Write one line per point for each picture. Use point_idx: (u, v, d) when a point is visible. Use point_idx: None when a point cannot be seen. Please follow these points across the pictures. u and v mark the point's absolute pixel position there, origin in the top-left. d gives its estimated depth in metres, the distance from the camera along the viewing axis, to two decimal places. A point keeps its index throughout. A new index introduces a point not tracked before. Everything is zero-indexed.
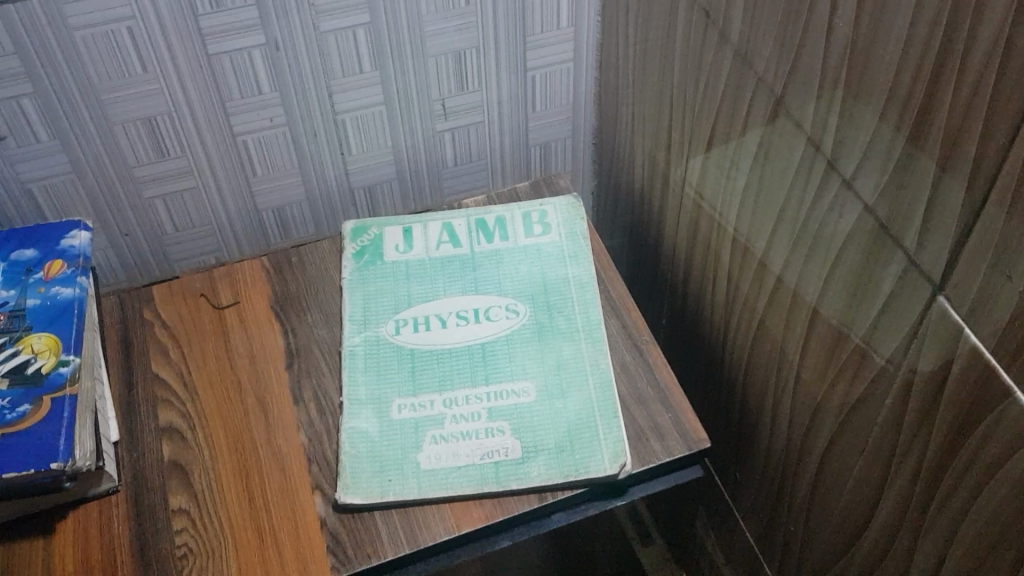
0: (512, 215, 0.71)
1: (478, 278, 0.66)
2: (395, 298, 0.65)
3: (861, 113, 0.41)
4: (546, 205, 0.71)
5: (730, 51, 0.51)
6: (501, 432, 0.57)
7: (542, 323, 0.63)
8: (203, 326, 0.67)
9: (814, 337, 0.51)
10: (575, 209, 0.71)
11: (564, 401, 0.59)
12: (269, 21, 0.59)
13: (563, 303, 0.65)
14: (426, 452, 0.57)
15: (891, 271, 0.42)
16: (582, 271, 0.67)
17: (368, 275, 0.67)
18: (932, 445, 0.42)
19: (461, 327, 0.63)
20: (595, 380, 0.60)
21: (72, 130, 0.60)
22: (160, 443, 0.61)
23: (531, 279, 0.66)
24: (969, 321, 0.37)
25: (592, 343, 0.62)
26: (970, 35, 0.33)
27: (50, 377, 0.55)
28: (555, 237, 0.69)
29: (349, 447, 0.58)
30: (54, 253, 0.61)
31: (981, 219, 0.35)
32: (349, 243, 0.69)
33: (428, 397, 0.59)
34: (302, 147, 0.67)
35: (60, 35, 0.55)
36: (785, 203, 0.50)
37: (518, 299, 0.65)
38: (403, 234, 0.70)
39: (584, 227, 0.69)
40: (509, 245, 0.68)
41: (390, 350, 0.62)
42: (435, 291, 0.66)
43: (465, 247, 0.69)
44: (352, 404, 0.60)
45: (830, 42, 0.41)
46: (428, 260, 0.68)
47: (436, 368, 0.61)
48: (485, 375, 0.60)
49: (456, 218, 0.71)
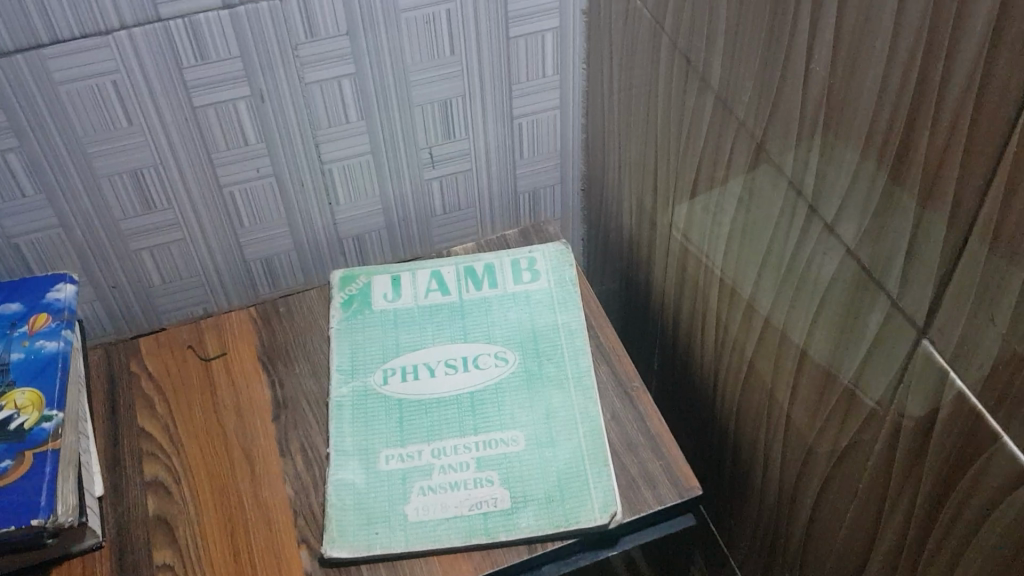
0: (502, 261, 0.70)
1: (467, 326, 0.66)
2: (383, 348, 0.65)
3: (840, 155, 0.41)
4: (536, 252, 0.71)
5: (711, 96, 0.51)
6: (490, 481, 0.57)
7: (532, 371, 0.63)
8: (190, 378, 0.66)
9: (803, 381, 0.50)
10: (564, 255, 0.71)
11: (553, 450, 0.58)
12: (255, 73, 0.59)
13: (553, 350, 0.64)
14: (414, 504, 0.56)
15: (875, 314, 0.41)
16: (571, 318, 0.66)
17: (356, 325, 0.67)
18: (923, 491, 0.41)
19: (449, 376, 0.63)
20: (585, 428, 0.59)
21: (58, 183, 0.60)
22: (144, 497, 0.60)
23: (519, 326, 0.65)
24: (954, 365, 0.37)
25: (581, 391, 0.61)
26: (944, 77, 0.33)
27: (32, 432, 0.54)
28: (543, 283, 0.69)
29: (335, 500, 0.57)
30: (39, 306, 0.61)
31: (961, 260, 0.34)
32: (337, 292, 0.69)
33: (416, 447, 0.59)
34: (290, 197, 0.67)
35: (46, 89, 0.56)
36: (769, 246, 0.50)
37: (506, 346, 0.64)
38: (392, 283, 0.69)
39: (574, 273, 0.69)
40: (498, 292, 0.68)
41: (378, 400, 0.62)
42: (424, 339, 0.65)
43: (453, 294, 0.68)
44: (339, 455, 0.59)
45: (807, 87, 0.41)
46: (417, 308, 0.67)
47: (423, 418, 0.60)
48: (473, 425, 0.60)
49: (445, 265, 0.70)
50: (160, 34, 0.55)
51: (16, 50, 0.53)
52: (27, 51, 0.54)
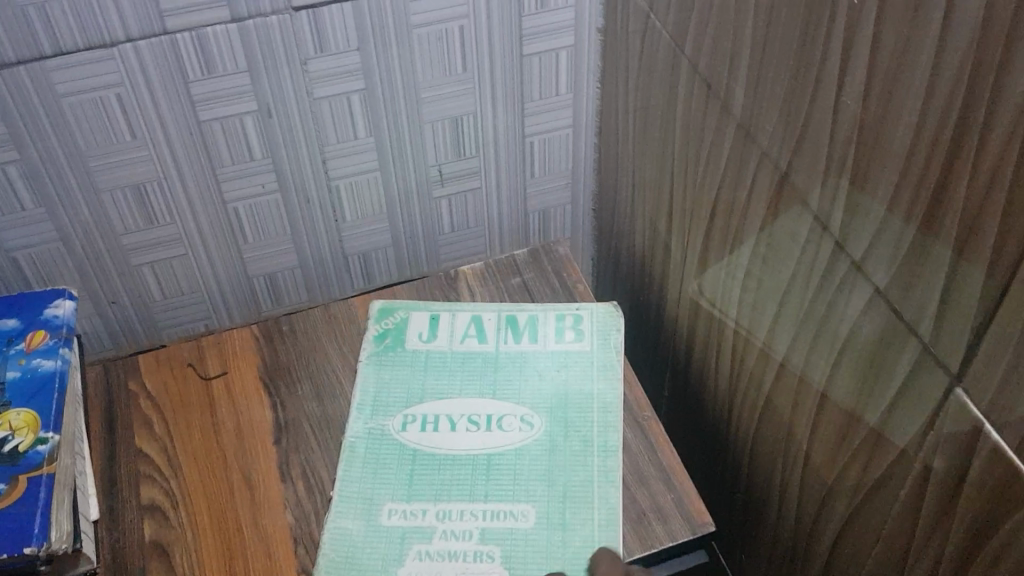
0: (546, 316, 0.65)
1: (497, 381, 0.61)
2: (409, 391, 0.61)
3: (871, 193, 0.39)
4: (585, 310, 0.65)
5: (733, 122, 0.49)
6: (490, 556, 0.52)
7: (557, 441, 0.58)
8: (190, 398, 0.64)
9: (823, 420, 0.49)
10: (613, 316, 0.65)
11: (562, 530, 0.54)
12: (262, 87, 0.58)
13: (583, 421, 0.59)
14: (406, 569, 0.52)
15: (905, 358, 0.40)
16: (608, 386, 0.61)
17: (383, 361, 0.63)
18: (951, 543, 0.40)
19: (469, 434, 0.58)
20: (601, 511, 0.55)
21: (59, 197, 0.59)
22: (141, 522, 0.58)
23: (552, 387, 0.61)
24: (990, 417, 0.35)
25: (603, 468, 0.57)
26: (988, 117, 0.31)
27: (27, 455, 0.53)
28: (586, 345, 0.63)
29: (328, 550, 0.53)
30: (37, 323, 0.59)
31: (1002, 309, 0.33)
32: (372, 323, 0.66)
33: (422, 505, 0.55)
34: (295, 214, 0.66)
35: (48, 102, 0.54)
36: (792, 279, 0.48)
37: (536, 406, 0.60)
38: (429, 322, 0.66)
39: (620, 337, 0.64)
40: (535, 349, 0.63)
41: (394, 448, 0.58)
42: (452, 388, 0.61)
43: (490, 343, 0.64)
44: (341, 503, 0.56)
45: (838, 119, 0.40)
46: (450, 353, 0.63)
47: (435, 476, 0.56)
48: (485, 491, 0.55)
49: (485, 312, 0.66)
50: (166, 46, 0.54)
51: (18, 62, 0.52)
52: (30, 63, 0.52)
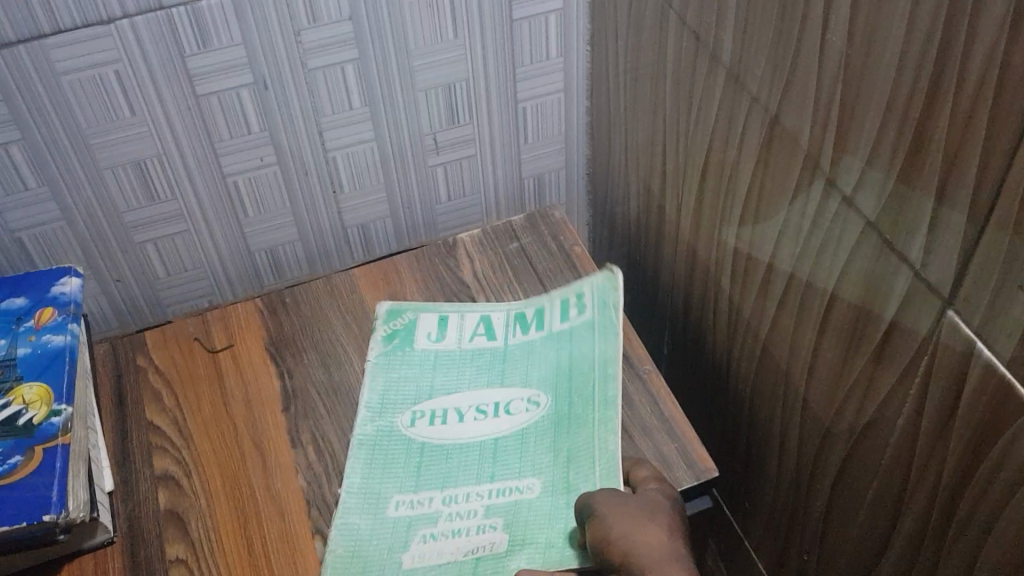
0: (552, 304, 0.65)
1: (506, 371, 0.62)
2: (418, 390, 0.61)
3: (859, 126, 0.40)
4: (585, 283, 0.65)
5: (722, 71, 0.50)
6: (493, 528, 0.53)
7: (560, 414, 0.58)
8: (197, 370, 0.66)
9: (819, 360, 0.50)
10: (611, 280, 0.64)
11: (567, 497, 0.54)
12: (258, 60, 0.59)
13: (584, 385, 0.59)
14: (410, 552, 0.52)
15: (896, 290, 0.41)
16: (609, 347, 0.61)
17: (392, 361, 0.64)
18: (950, 465, 0.41)
19: (476, 422, 0.59)
20: (599, 469, 0.55)
21: (61, 176, 0.60)
22: (155, 491, 0.59)
23: (557, 369, 0.61)
24: (983, 335, 0.37)
25: (601, 423, 0.57)
26: (969, 39, 0.32)
27: (41, 426, 0.54)
28: (588, 317, 0.63)
29: (334, 546, 0.53)
30: (45, 300, 0.60)
31: (989, 229, 0.34)
32: (381, 327, 0.66)
33: (428, 493, 0.55)
34: (294, 186, 0.67)
35: (48, 80, 0.55)
36: (784, 223, 0.49)
37: (542, 389, 0.60)
38: (439, 324, 0.65)
39: (618, 297, 0.63)
40: (542, 335, 0.63)
41: (400, 442, 0.58)
42: (460, 383, 0.61)
43: (499, 340, 0.64)
44: (348, 500, 0.56)
45: (824, 58, 0.41)
46: (459, 351, 0.63)
47: (442, 464, 0.57)
48: (490, 472, 0.56)
49: (494, 311, 0.66)
50: (162, 22, 0.55)
51: (18, 41, 0.53)
52: (29, 42, 0.53)
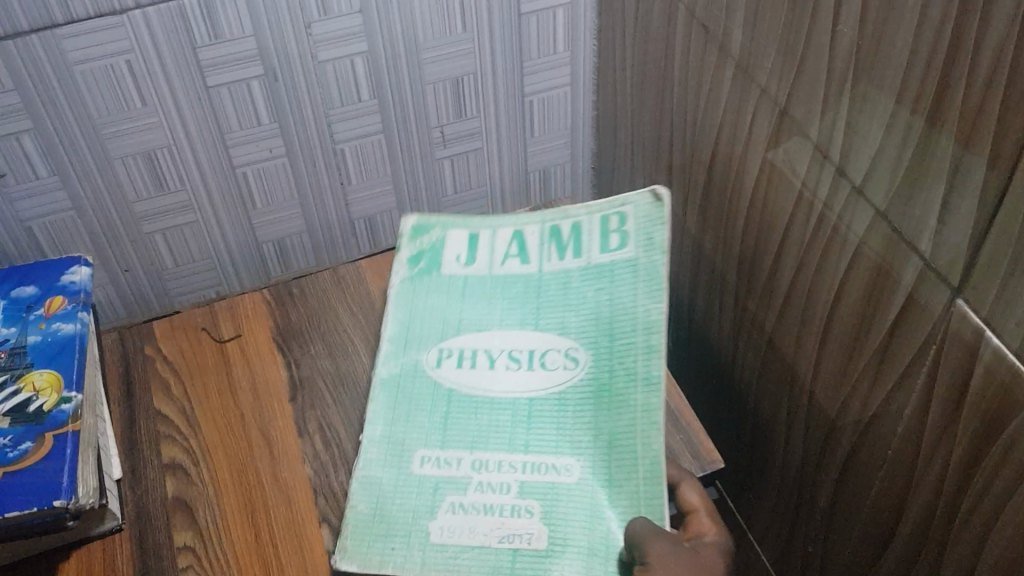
0: (592, 227, 0.58)
1: (541, 306, 0.56)
2: (446, 321, 0.57)
3: (869, 116, 0.41)
4: (628, 205, 0.57)
5: (731, 64, 0.51)
6: (529, 513, 0.48)
7: (600, 382, 0.52)
8: (205, 360, 0.66)
9: (825, 352, 0.50)
10: (658, 207, 0.56)
11: (607, 492, 0.48)
12: (269, 52, 0.59)
13: (629, 351, 0.53)
14: (439, 523, 0.48)
15: (904, 282, 0.42)
16: (654, 302, 0.54)
17: (419, 284, 0.59)
18: (957, 455, 0.42)
19: (508, 372, 0.54)
20: (646, 468, 0.49)
21: (72, 165, 0.60)
22: (164, 479, 0.60)
23: (596, 317, 0.54)
24: (992, 323, 0.37)
25: (647, 404, 0.50)
26: (980, 30, 0.33)
27: (52, 414, 0.54)
28: (631, 253, 0.56)
29: (357, 501, 0.50)
30: (54, 289, 0.61)
31: (999, 218, 0.35)
32: (406, 243, 0.61)
33: (457, 453, 0.51)
34: (303, 178, 0.67)
35: (60, 70, 0.55)
36: (792, 216, 0.50)
37: (580, 339, 0.54)
38: (468, 245, 0.60)
39: (663, 235, 0.55)
40: (580, 266, 0.57)
41: (427, 388, 0.54)
42: (491, 317, 0.56)
43: (533, 264, 0.58)
44: (372, 447, 0.52)
45: (834, 49, 0.42)
46: (489, 276, 0.58)
47: (471, 421, 0.52)
48: (524, 440, 0.51)
49: (527, 224, 0.60)
50: (175, 13, 0.55)
51: (32, 30, 0.53)
52: (43, 31, 0.53)
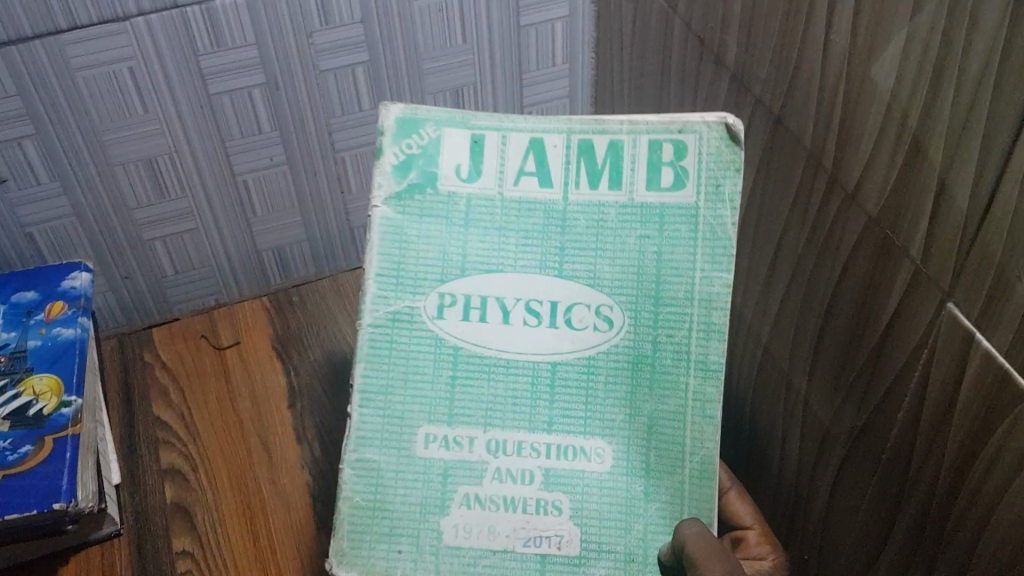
0: (640, 154, 0.44)
1: (567, 244, 0.44)
2: (445, 255, 0.44)
3: (862, 121, 0.41)
4: (689, 134, 0.44)
5: (725, 74, 0.52)
6: (558, 509, 0.43)
7: (642, 351, 0.43)
8: (204, 366, 0.66)
9: (820, 360, 0.51)
10: (732, 147, 0.43)
11: (646, 482, 0.43)
12: (270, 60, 0.60)
13: (678, 322, 0.43)
14: (452, 520, 0.43)
15: (897, 286, 0.42)
16: (717, 269, 0.43)
17: (409, 204, 0.44)
18: (948, 459, 0.42)
19: (528, 331, 0.43)
20: (692, 465, 0.44)
21: (73, 171, 0.60)
22: (161, 485, 0.60)
23: (641, 271, 0.43)
24: (981, 325, 0.37)
25: (699, 390, 0.43)
26: (968, 35, 0.34)
27: (52, 417, 0.55)
28: (690, 199, 0.43)
29: (350, 491, 0.43)
30: (55, 294, 0.61)
31: (985, 222, 0.35)
32: (391, 143, 0.44)
33: (469, 431, 0.43)
34: (302, 186, 0.68)
35: (63, 75, 0.56)
36: (786, 223, 0.50)
37: (618, 295, 0.43)
38: (470, 151, 0.44)
39: (735, 188, 0.43)
40: (620, 201, 0.44)
41: (426, 346, 0.43)
42: (504, 254, 0.44)
43: (556, 189, 0.44)
44: (363, 421, 0.43)
45: (826, 57, 0.42)
46: (498, 199, 0.44)
47: (485, 391, 0.43)
48: (549, 417, 0.43)
49: (549, 130, 0.44)
50: (176, 20, 0.56)
51: (35, 36, 0.54)
52: (46, 37, 0.54)
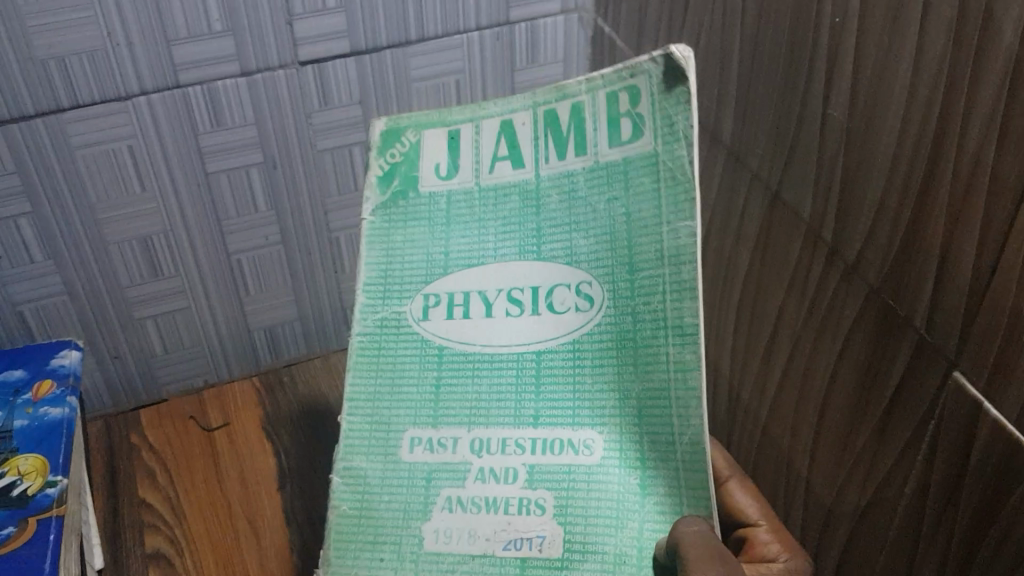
0: (600, 111, 0.41)
1: (543, 224, 0.42)
2: (431, 257, 0.44)
3: (862, 193, 0.42)
4: (641, 77, 0.39)
5: (721, 153, 0.53)
6: (541, 508, 0.39)
7: (624, 328, 0.39)
8: (192, 447, 0.65)
9: (822, 441, 0.50)
10: (681, 81, 0.38)
11: (641, 474, 0.39)
12: (269, 140, 0.61)
13: (653, 288, 0.39)
14: (433, 524, 0.41)
15: (900, 361, 0.42)
16: (681, 218, 0.38)
17: (395, 211, 0.45)
18: (958, 533, 0.41)
19: (510, 321, 0.42)
20: (684, 446, 0.37)
21: (68, 250, 0.60)
22: (146, 570, 0.58)
23: (613, 237, 0.40)
24: (988, 394, 0.37)
25: (678, 359, 0.38)
26: (966, 110, 0.35)
27: (36, 497, 0.53)
28: (648, 147, 0.39)
29: (338, 501, 0.42)
30: (43, 373, 0.60)
31: (991, 291, 0.36)
32: (375, 155, 0.46)
33: (452, 432, 0.42)
34: (296, 265, 0.68)
35: (62, 152, 0.56)
36: (784, 300, 0.51)
37: (595, 268, 0.41)
38: (447, 148, 0.44)
39: (691, 123, 0.38)
40: (587, 165, 0.41)
41: (412, 349, 0.43)
42: (483, 247, 0.43)
43: (527, 169, 0.43)
44: (352, 429, 0.43)
45: (824, 133, 0.44)
46: (476, 191, 0.44)
47: (469, 389, 0.42)
48: (534, 410, 0.41)
49: (515, 108, 0.43)
50: (178, 99, 0.57)
51: (37, 113, 0.54)
52: (47, 114, 0.54)
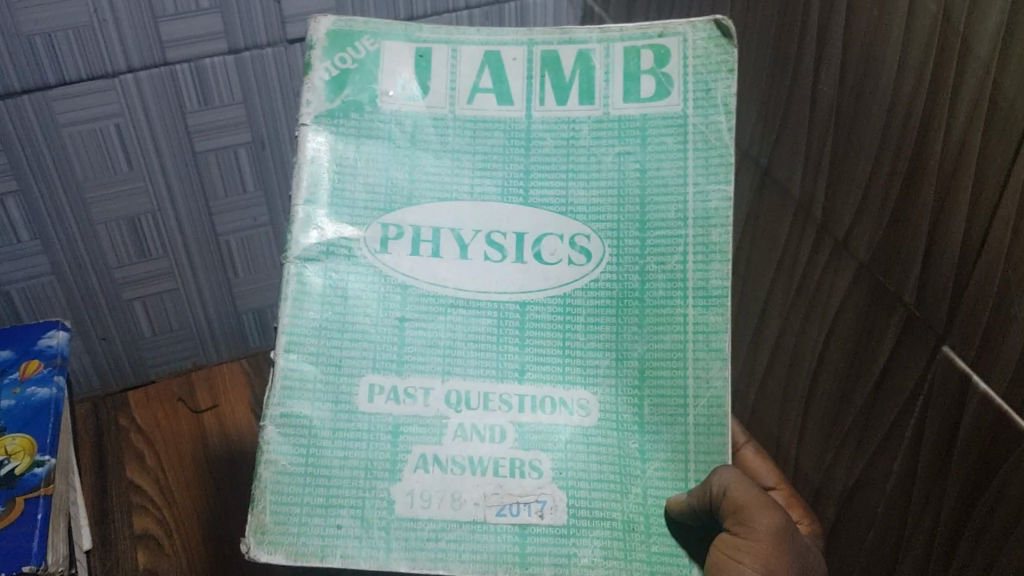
0: (614, 65, 0.42)
1: (531, 167, 0.42)
2: (391, 180, 0.42)
3: (851, 167, 0.42)
4: (671, 38, 0.42)
5: None
6: (536, 471, 0.40)
7: (628, 285, 0.41)
8: (181, 429, 0.65)
9: (811, 419, 0.50)
10: (721, 46, 0.42)
11: (640, 438, 0.41)
12: (257, 120, 0.61)
13: (670, 247, 0.41)
14: (406, 486, 0.39)
15: (888, 337, 0.42)
16: (711, 180, 0.41)
17: (344, 121, 0.42)
18: (945, 509, 0.41)
19: (489, 265, 0.41)
20: (697, 410, 0.40)
21: (55, 230, 0.60)
22: (134, 552, 0.58)
23: (620, 193, 0.42)
24: (977, 368, 0.37)
25: (700, 320, 0.40)
26: (957, 81, 0.35)
27: (24, 478, 0.53)
28: (675, 107, 0.42)
29: (276, 455, 0.39)
30: (30, 353, 0.59)
31: (980, 264, 0.36)
32: (320, 57, 0.42)
33: (423, 381, 0.40)
34: (284, 248, 0.68)
35: (48, 131, 0.56)
36: (774, 279, 0.51)
37: (595, 222, 0.41)
38: (415, 67, 0.42)
39: (727, 90, 0.42)
40: (594, 115, 0.42)
41: (373, 285, 0.41)
42: (458, 183, 0.42)
43: (516, 106, 0.42)
44: (292, 370, 0.40)
45: (815, 109, 0.44)
46: (451, 119, 0.42)
47: (442, 334, 0.41)
48: (519, 362, 0.41)
49: (506, 43, 0.43)
50: (165, 78, 0.56)
51: (23, 91, 0.53)
52: (34, 93, 0.54)
